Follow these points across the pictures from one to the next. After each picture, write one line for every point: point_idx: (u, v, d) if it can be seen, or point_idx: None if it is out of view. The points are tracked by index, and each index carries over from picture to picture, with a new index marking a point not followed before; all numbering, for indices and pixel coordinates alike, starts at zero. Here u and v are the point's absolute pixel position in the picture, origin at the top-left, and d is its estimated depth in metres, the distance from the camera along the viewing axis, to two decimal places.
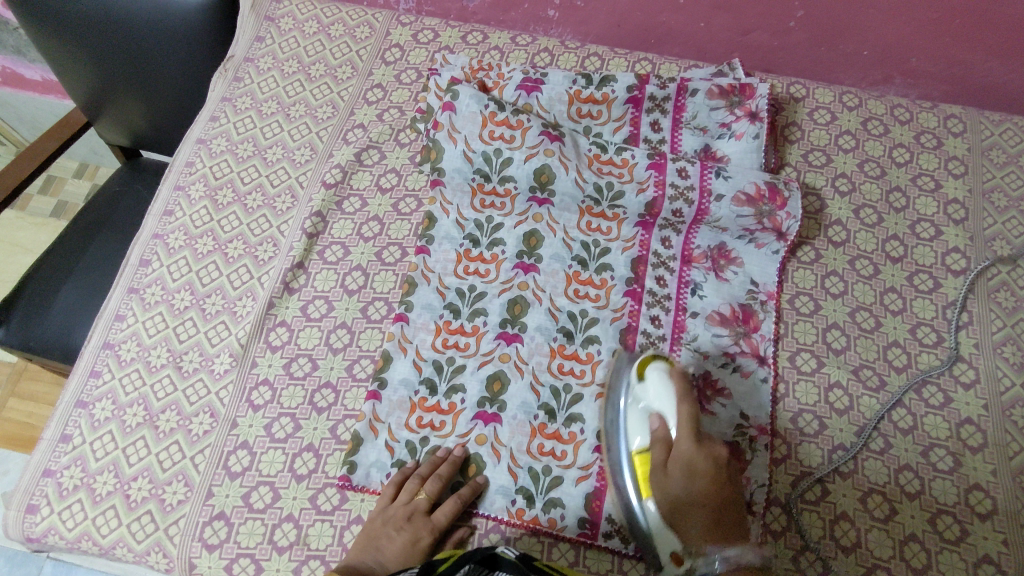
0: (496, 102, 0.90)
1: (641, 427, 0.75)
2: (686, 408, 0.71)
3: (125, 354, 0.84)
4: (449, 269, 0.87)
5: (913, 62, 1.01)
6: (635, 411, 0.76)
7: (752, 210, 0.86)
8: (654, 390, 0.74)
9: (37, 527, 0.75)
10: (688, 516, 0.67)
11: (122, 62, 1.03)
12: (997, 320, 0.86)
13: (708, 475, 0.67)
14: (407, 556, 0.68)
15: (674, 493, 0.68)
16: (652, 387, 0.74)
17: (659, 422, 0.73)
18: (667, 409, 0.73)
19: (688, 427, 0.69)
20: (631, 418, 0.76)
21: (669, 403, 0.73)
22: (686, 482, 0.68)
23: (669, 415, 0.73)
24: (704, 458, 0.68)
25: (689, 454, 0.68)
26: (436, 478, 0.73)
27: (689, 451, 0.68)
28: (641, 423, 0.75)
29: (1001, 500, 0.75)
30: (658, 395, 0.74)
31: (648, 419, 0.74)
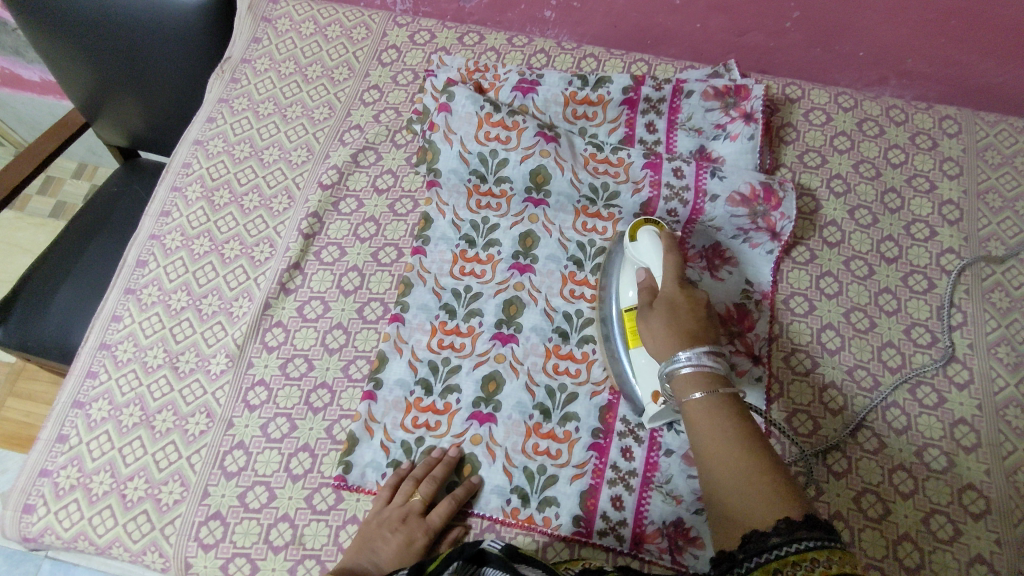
0: (492, 103, 0.90)
1: (630, 281, 0.76)
2: (672, 258, 0.71)
3: (122, 355, 0.84)
4: (445, 269, 0.87)
5: (909, 63, 1.01)
6: (626, 272, 0.77)
7: (747, 210, 0.87)
8: (643, 245, 0.74)
9: (34, 527, 0.75)
10: (664, 337, 0.66)
11: (120, 62, 1.03)
12: (992, 321, 0.86)
13: (687, 307, 0.67)
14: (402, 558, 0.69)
15: (654, 323, 0.68)
16: (640, 245, 0.75)
17: (645, 273, 0.73)
18: (653, 261, 0.73)
19: (673, 269, 0.71)
20: (623, 277, 0.77)
21: (657, 257, 0.73)
22: (666, 311, 0.68)
23: (654, 264, 0.73)
24: (683, 294, 0.69)
25: (672, 292, 0.69)
26: (431, 479, 0.73)
27: (671, 288, 0.69)
28: (632, 280, 0.76)
29: (994, 500, 0.75)
30: (644, 249, 0.74)
31: (635, 275, 0.75)
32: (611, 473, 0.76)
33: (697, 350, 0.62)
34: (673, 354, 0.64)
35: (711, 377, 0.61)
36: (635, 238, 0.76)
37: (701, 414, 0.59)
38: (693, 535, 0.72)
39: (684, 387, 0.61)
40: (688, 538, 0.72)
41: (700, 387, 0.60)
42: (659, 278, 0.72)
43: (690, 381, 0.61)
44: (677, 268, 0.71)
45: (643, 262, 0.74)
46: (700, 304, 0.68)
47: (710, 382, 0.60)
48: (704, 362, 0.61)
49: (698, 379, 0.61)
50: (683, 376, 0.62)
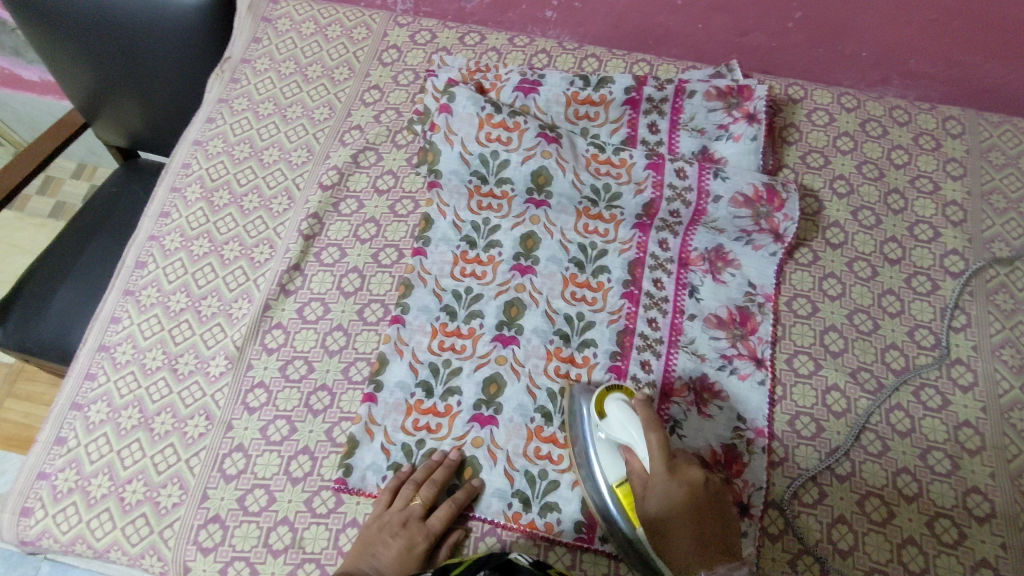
0: (493, 103, 0.90)
1: (610, 458, 0.71)
2: (655, 436, 0.67)
3: (121, 357, 0.83)
4: (446, 270, 0.86)
5: (911, 63, 1.01)
6: (601, 445, 0.72)
7: (749, 211, 0.87)
8: (618, 421, 0.70)
9: (32, 530, 0.75)
10: (681, 546, 0.64)
11: (119, 62, 1.03)
12: (996, 322, 0.86)
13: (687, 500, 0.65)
14: (403, 562, 0.68)
15: (661, 523, 0.65)
16: (613, 419, 0.71)
17: (631, 456, 0.69)
18: (636, 438, 0.69)
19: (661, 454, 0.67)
20: (601, 453, 0.72)
21: (638, 434, 0.69)
22: (670, 509, 0.65)
23: (639, 445, 0.69)
24: (678, 487, 0.65)
25: (668, 485, 0.66)
26: (433, 483, 0.73)
27: (666, 483, 0.65)
28: (612, 453, 0.71)
29: (998, 503, 0.74)
30: (621, 424, 0.70)
31: (617, 452, 0.71)
32: None
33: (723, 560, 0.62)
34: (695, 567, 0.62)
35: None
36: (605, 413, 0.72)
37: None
38: None
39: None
40: None
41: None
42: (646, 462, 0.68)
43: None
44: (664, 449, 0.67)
45: (625, 440, 0.70)
46: (697, 490, 0.66)
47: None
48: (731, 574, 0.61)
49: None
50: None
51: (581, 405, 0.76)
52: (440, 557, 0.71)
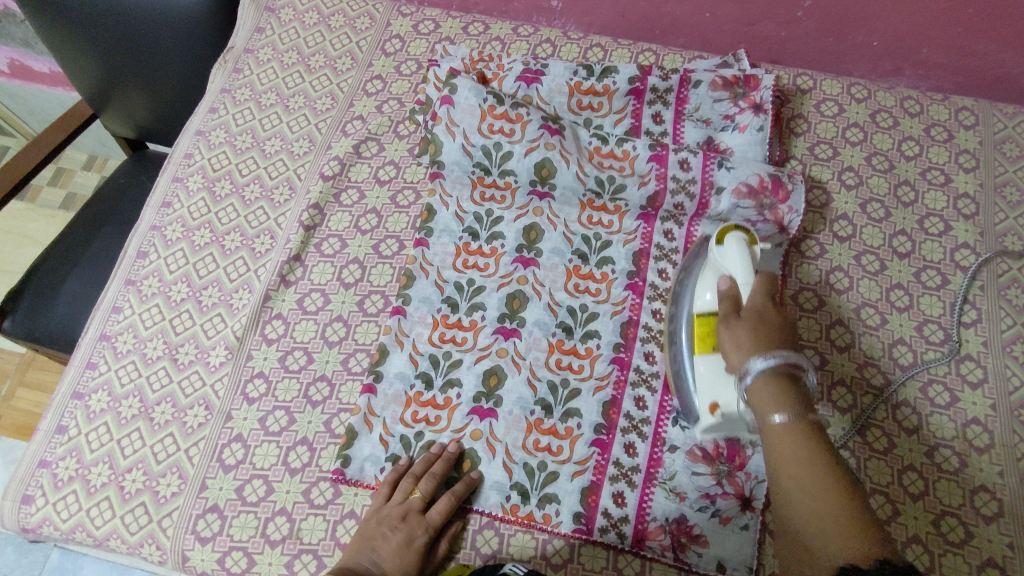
0: (495, 94, 0.89)
1: (709, 284, 0.70)
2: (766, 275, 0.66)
3: (122, 346, 0.84)
4: (448, 262, 0.86)
5: (924, 53, 0.98)
6: (706, 273, 0.72)
7: (754, 202, 0.85)
8: (729, 252, 0.69)
9: (33, 518, 0.75)
10: (739, 343, 0.62)
11: (123, 51, 1.02)
12: (1007, 318, 0.84)
13: (777, 327, 0.62)
14: (402, 556, 0.68)
15: (736, 330, 0.63)
16: (729, 252, 0.69)
17: (725, 279, 0.67)
18: (742, 269, 0.67)
19: (765, 286, 0.65)
20: (703, 277, 0.72)
21: (744, 267, 0.67)
22: (755, 322, 0.62)
23: (742, 278, 0.67)
24: (776, 315, 0.63)
25: (765, 308, 0.63)
26: (431, 476, 0.73)
27: (763, 303, 0.64)
28: (711, 282, 0.70)
29: (1007, 502, 0.73)
30: (731, 256, 0.69)
31: (716, 278, 0.70)
32: (613, 469, 0.74)
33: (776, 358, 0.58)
34: (745, 359, 0.61)
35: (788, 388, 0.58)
36: (722, 242, 0.71)
37: (779, 431, 0.56)
38: (696, 533, 0.71)
39: (760, 393, 0.58)
40: (691, 536, 0.71)
41: (779, 396, 0.57)
42: (745, 286, 0.66)
43: (763, 391, 0.58)
44: (768, 286, 0.65)
45: (727, 270, 0.69)
46: (789, 328, 0.63)
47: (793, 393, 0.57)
48: (780, 359, 0.58)
49: (775, 385, 0.58)
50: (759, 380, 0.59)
51: (700, 253, 0.77)
52: (441, 551, 0.71)
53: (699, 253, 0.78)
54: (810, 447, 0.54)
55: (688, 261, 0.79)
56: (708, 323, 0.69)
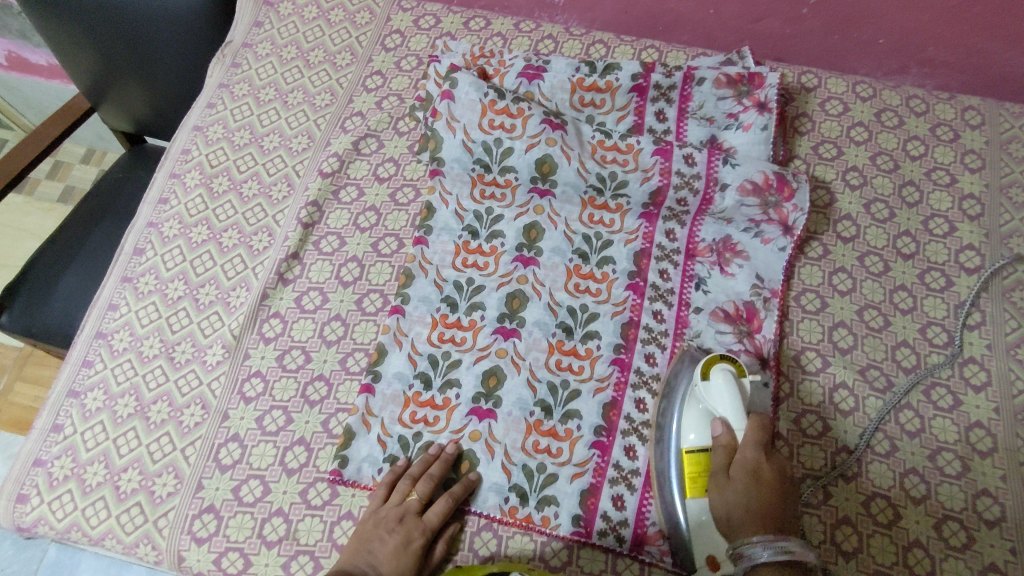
0: (497, 90, 0.88)
1: (697, 423, 0.70)
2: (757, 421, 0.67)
3: (118, 344, 0.83)
4: (447, 261, 0.85)
5: (931, 51, 0.97)
6: (694, 407, 0.71)
7: (758, 199, 0.84)
8: (717, 387, 0.69)
9: (28, 517, 0.75)
10: (735, 509, 0.63)
11: (120, 44, 1.01)
12: (1012, 321, 0.83)
13: (771, 489, 0.63)
14: (400, 557, 0.67)
15: (728, 488, 0.65)
16: (716, 388, 0.69)
17: (719, 422, 0.68)
18: (732, 412, 0.68)
19: (758, 436, 0.66)
20: (690, 414, 0.71)
21: (733, 408, 0.68)
22: (748, 483, 0.64)
23: (733, 417, 0.68)
24: (770, 472, 0.64)
25: (757, 464, 0.65)
26: (429, 478, 0.72)
27: (756, 459, 0.65)
28: (699, 421, 0.70)
29: (1010, 507, 0.72)
30: (718, 391, 0.69)
31: (705, 418, 0.70)
32: (613, 472, 0.74)
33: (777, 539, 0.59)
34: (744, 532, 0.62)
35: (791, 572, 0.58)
36: (707, 375, 0.71)
37: None
38: None
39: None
40: None
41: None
42: (736, 433, 0.67)
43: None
44: (761, 434, 0.66)
45: (716, 409, 0.69)
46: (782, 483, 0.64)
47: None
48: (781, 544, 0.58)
49: (778, 570, 0.58)
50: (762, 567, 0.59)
51: (685, 371, 0.75)
52: (437, 554, 0.70)
53: (681, 370, 0.76)
54: None
55: (670, 382, 0.76)
56: (699, 466, 0.69)
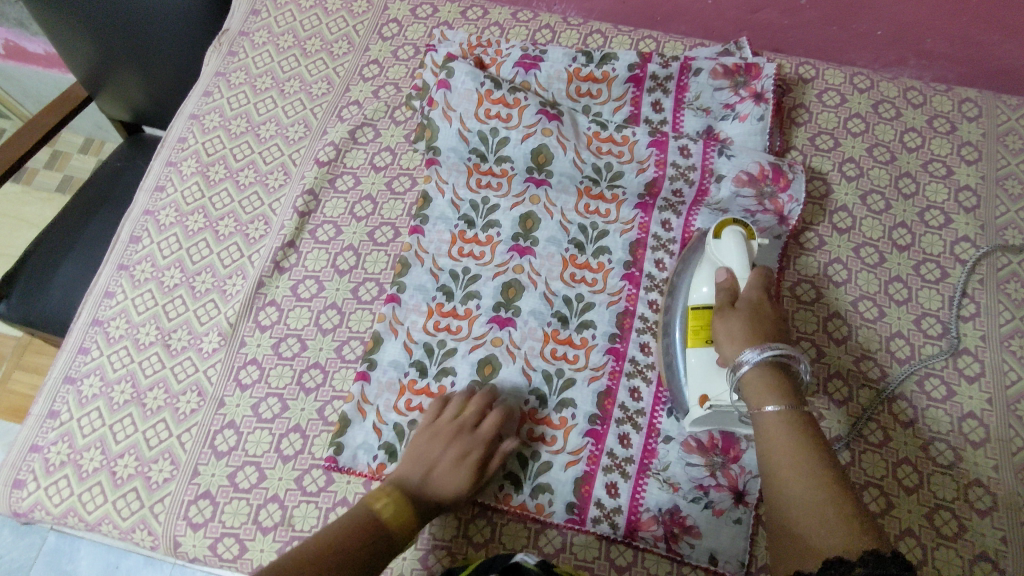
0: (493, 79, 0.88)
1: (706, 277, 0.72)
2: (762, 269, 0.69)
3: (114, 331, 0.83)
4: (443, 250, 0.85)
5: (929, 42, 0.97)
6: (704, 265, 0.73)
7: (754, 190, 0.84)
8: (727, 244, 0.71)
9: (24, 502, 0.75)
10: (731, 337, 0.65)
11: (118, 31, 1.01)
12: (1006, 312, 0.83)
13: (769, 323, 0.66)
14: (459, 469, 0.70)
15: (728, 322, 0.66)
16: (726, 243, 0.71)
17: (724, 272, 0.70)
18: (738, 262, 0.70)
19: (761, 281, 0.68)
20: (700, 271, 0.73)
21: (740, 259, 0.70)
22: (748, 313, 0.66)
23: (739, 268, 0.70)
24: (770, 311, 0.67)
25: (759, 302, 0.67)
26: (481, 395, 0.75)
27: (756, 296, 0.67)
28: (708, 276, 0.72)
29: (1001, 497, 0.73)
30: (728, 247, 0.71)
31: (713, 271, 0.71)
32: (607, 460, 0.74)
33: (769, 349, 0.61)
34: (737, 350, 0.64)
35: (781, 383, 0.60)
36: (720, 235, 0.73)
37: (772, 422, 0.58)
38: (689, 524, 0.71)
39: (754, 383, 0.61)
40: (684, 527, 0.71)
41: (773, 388, 0.60)
42: (743, 280, 0.69)
43: (759, 380, 0.61)
44: (764, 280, 0.68)
45: (725, 262, 0.71)
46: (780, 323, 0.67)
47: (783, 383, 0.60)
48: (774, 354, 0.61)
49: (768, 378, 0.61)
50: (754, 374, 0.61)
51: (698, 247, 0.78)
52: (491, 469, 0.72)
53: (695, 247, 0.78)
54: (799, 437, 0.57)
55: (686, 255, 0.79)
56: (703, 313, 0.71)
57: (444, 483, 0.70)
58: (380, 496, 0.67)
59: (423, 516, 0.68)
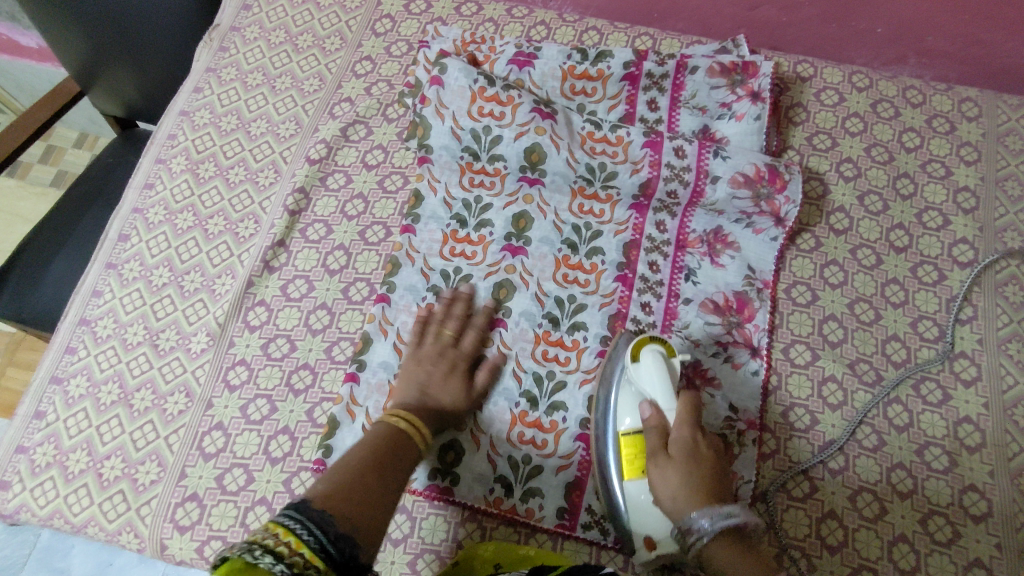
0: (486, 76, 0.87)
1: (630, 407, 0.68)
2: (687, 396, 0.66)
3: (102, 331, 0.82)
4: (435, 250, 0.84)
5: (929, 40, 0.96)
6: (626, 391, 0.69)
7: (750, 191, 0.83)
8: (648, 370, 0.67)
9: (10, 503, 0.74)
10: (675, 491, 0.61)
11: (107, 25, 1.00)
12: (1004, 316, 0.82)
13: (706, 466, 0.62)
14: (452, 382, 0.73)
15: (668, 470, 0.62)
16: (646, 369, 0.67)
17: (649, 404, 0.66)
18: (663, 391, 0.66)
19: (688, 413, 0.65)
20: (622, 398, 0.69)
21: (664, 389, 0.66)
22: (686, 460, 0.62)
23: (661, 398, 0.66)
24: (704, 448, 0.64)
25: (691, 441, 0.63)
26: (455, 317, 0.78)
27: (686, 437, 0.63)
28: (632, 405, 0.68)
29: (996, 503, 0.72)
30: (648, 373, 0.67)
31: (638, 401, 0.68)
32: None
33: (719, 511, 0.58)
34: (685, 510, 0.60)
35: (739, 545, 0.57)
36: (637, 357, 0.69)
37: None
38: None
39: (712, 553, 0.57)
40: None
41: (734, 556, 0.56)
42: (670, 411, 0.66)
43: (717, 550, 0.57)
44: (692, 409, 0.65)
45: (648, 391, 0.67)
46: (716, 456, 0.64)
47: (740, 544, 0.57)
48: (726, 517, 0.57)
49: (726, 545, 0.57)
50: (712, 543, 0.57)
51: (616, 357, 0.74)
52: (482, 380, 0.75)
53: (614, 355, 0.74)
54: None
55: (604, 376, 0.74)
56: (636, 446, 0.66)
57: (442, 396, 0.72)
58: (392, 413, 0.67)
59: (434, 425, 0.70)
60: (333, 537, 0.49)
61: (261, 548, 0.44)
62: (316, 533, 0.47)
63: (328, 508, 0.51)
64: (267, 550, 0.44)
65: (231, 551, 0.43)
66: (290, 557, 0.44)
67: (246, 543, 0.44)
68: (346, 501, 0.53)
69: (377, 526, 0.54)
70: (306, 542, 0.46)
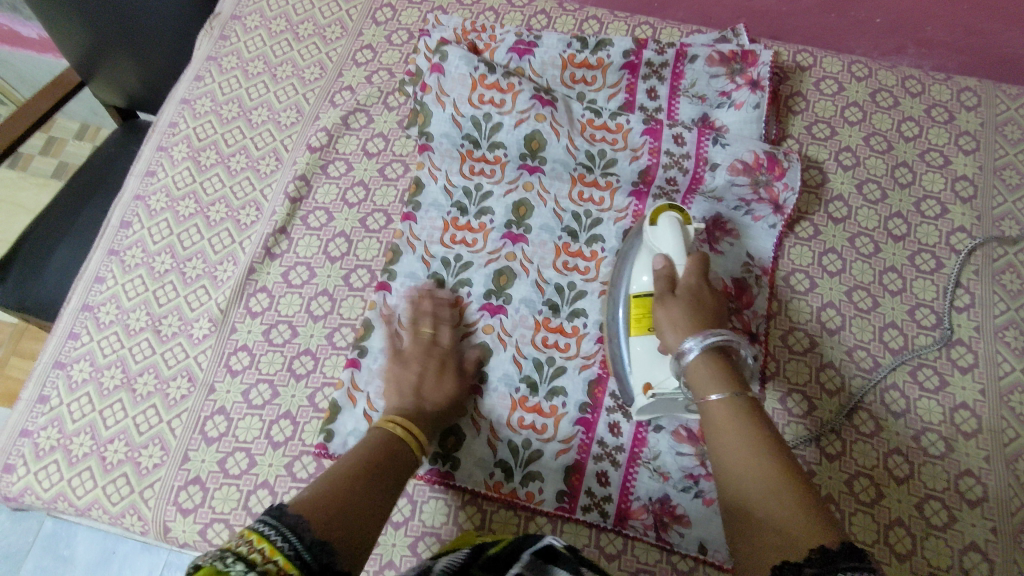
0: (487, 64, 0.87)
1: (645, 265, 0.71)
2: (699, 254, 0.69)
3: (105, 317, 0.83)
4: (435, 237, 0.84)
5: (928, 31, 0.96)
6: (643, 253, 0.72)
7: (748, 179, 0.83)
8: (664, 231, 0.70)
9: (15, 486, 0.75)
10: (675, 324, 0.64)
11: (109, 19, 1.01)
12: (1001, 303, 0.83)
13: (709, 310, 0.66)
14: (444, 380, 0.73)
15: (672, 307, 0.65)
16: (662, 231, 0.70)
17: (661, 258, 0.69)
18: (676, 249, 0.69)
19: (697, 266, 0.68)
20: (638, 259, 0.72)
21: (678, 247, 0.69)
22: (690, 300, 0.66)
23: (675, 254, 0.69)
24: (709, 298, 0.67)
25: (698, 289, 0.67)
26: (431, 316, 0.77)
27: (694, 283, 0.67)
28: (647, 262, 0.71)
29: (992, 488, 0.73)
30: (664, 233, 0.70)
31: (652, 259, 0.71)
32: (597, 448, 0.74)
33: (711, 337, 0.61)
34: (681, 338, 0.63)
35: (726, 370, 0.60)
36: (655, 222, 0.72)
37: (719, 413, 0.57)
38: (679, 512, 0.71)
39: (699, 370, 0.61)
40: (674, 516, 0.71)
41: (718, 376, 0.60)
42: (681, 266, 0.69)
43: (703, 368, 0.61)
44: (700, 264, 0.68)
45: (661, 248, 0.70)
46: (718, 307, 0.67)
47: (726, 369, 0.60)
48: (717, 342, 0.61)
49: (712, 367, 0.60)
50: (700, 362, 0.61)
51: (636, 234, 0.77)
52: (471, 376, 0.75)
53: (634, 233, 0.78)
54: (748, 426, 0.55)
55: (624, 250, 0.77)
56: (644, 300, 0.70)
57: (437, 396, 0.71)
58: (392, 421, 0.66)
59: (431, 427, 0.69)
60: (309, 543, 0.46)
61: (234, 555, 0.42)
62: (291, 539, 0.45)
63: (317, 510, 0.50)
64: (240, 557, 0.42)
65: (203, 559, 0.41)
66: (263, 565, 0.42)
67: (219, 550, 0.42)
68: (341, 502, 0.52)
69: (360, 534, 0.51)
70: (281, 548, 0.44)
